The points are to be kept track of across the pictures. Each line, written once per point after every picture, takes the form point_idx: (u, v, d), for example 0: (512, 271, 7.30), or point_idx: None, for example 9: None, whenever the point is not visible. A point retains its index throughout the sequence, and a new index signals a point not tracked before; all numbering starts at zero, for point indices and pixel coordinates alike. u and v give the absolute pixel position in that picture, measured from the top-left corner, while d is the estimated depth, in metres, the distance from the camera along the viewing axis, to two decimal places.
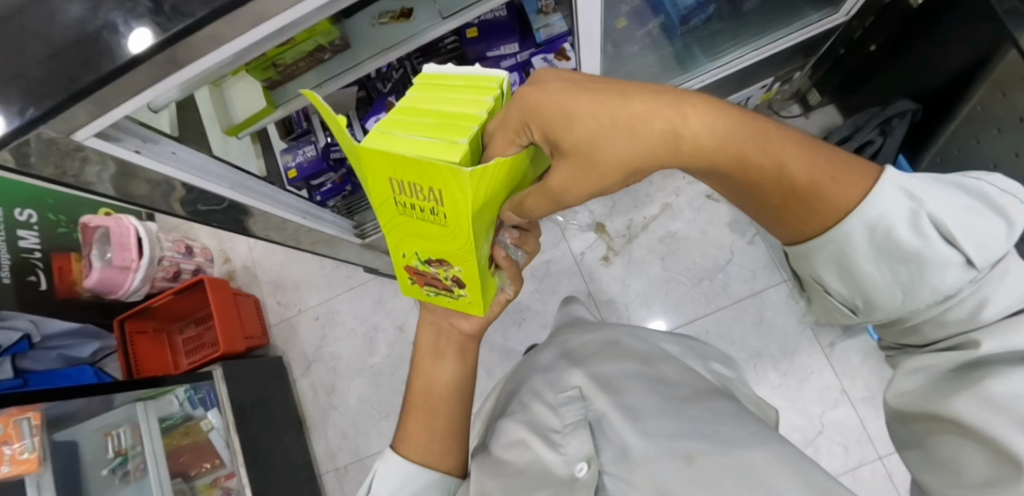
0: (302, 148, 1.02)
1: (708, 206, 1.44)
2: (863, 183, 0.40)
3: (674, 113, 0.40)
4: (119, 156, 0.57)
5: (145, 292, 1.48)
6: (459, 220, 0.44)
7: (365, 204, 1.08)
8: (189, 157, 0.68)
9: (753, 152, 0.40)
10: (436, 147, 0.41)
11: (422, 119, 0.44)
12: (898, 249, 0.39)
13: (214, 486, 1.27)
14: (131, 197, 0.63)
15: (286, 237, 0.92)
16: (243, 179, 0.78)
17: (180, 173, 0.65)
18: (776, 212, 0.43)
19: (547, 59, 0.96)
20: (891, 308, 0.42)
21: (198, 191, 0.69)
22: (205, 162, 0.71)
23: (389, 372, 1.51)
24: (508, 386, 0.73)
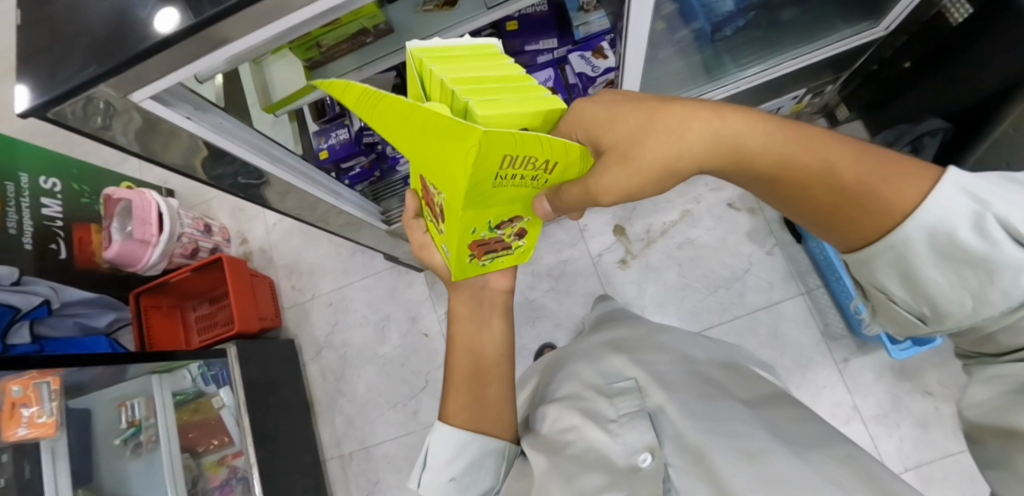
0: (334, 131, 1.00)
1: (728, 215, 1.45)
2: (920, 187, 0.39)
3: (711, 118, 0.48)
4: (171, 119, 0.57)
5: (162, 268, 1.48)
6: (557, 174, 0.53)
7: (391, 191, 1.09)
8: (234, 128, 0.68)
9: (781, 154, 0.45)
10: (534, 109, 0.47)
11: (493, 86, 0.48)
12: (962, 252, 0.38)
13: (220, 465, 1.28)
14: (175, 160, 0.64)
15: (316, 217, 0.94)
16: (284, 155, 0.79)
17: (224, 141, 0.65)
18: (830, 220, 0.44)
19: (584, 56, 0.98)
20: (960, 316, 0.40)
21: (236, 162, 0.70)
22: (250, 133, 0.71)
23: (400, 361, 1.52)
24: (550, 369, 0.74)
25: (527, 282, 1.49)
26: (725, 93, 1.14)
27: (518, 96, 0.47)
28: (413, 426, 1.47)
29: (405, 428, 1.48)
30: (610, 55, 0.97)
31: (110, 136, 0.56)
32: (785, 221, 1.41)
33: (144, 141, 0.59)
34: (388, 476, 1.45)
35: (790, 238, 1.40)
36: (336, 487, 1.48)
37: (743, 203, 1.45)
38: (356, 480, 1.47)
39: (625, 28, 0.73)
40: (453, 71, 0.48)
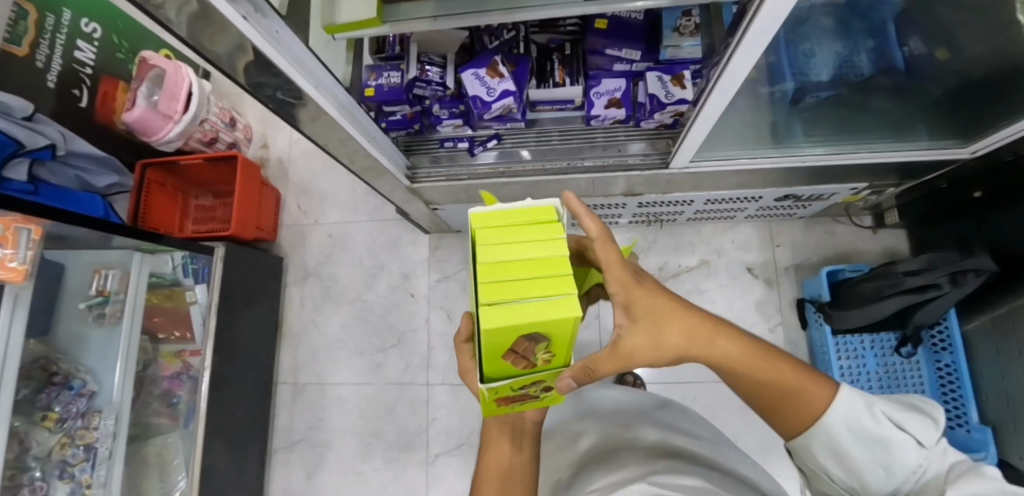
0: (387, 71, 0.92)
1: (743, 279, 1.42)
2: (826, 398, 0.56)
3: (710, 335, 0.58)
4: (232, 20, 0.53)
5: (177, 147, 1.45)
6: (563, 353, 0.48)
7: (424, 148, 1.04)
8: (289, 43, 0.64)
9: (760, 364, 0.57)
10: (553, 303, 0.43)
11: (528, 283, 0.44)
12: (866, 435, 0.54)
13: (176, 357, 1.27)
14: (222, 63, 0.60)
15: (344, 154, 0.91)
16: (329, 84, 0.76)
17: (277, 55, 0.62)
18: (772, 409, 0.58)
19: (662, 79, 0.92)
20: (876, 483, 0.54)
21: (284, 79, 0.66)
22: (303, 53, 0.68)
23: (380, 312, 1.50)
24: (563, 485, 0.70)
25: None
26: (784, 163, 1.05)
27: (532, 295, 0.43)
28: (372, 378, 1.47)
29: (364, 377, 1.47)
30: (688, 87, 0.91)
31: (166, 20, 0.51)
32: (798, 303, 1.39)
33: (200, 36, 0.55)
34: (334, 417, 1.46)
35: (796, 321, 1.39)
36: (281, 411, 1.49)
37: (762, 271, 1.42)
38: (302, 411, 1.48)
39: (718, 73, 0.68)
40: (495, 265, 0.46)
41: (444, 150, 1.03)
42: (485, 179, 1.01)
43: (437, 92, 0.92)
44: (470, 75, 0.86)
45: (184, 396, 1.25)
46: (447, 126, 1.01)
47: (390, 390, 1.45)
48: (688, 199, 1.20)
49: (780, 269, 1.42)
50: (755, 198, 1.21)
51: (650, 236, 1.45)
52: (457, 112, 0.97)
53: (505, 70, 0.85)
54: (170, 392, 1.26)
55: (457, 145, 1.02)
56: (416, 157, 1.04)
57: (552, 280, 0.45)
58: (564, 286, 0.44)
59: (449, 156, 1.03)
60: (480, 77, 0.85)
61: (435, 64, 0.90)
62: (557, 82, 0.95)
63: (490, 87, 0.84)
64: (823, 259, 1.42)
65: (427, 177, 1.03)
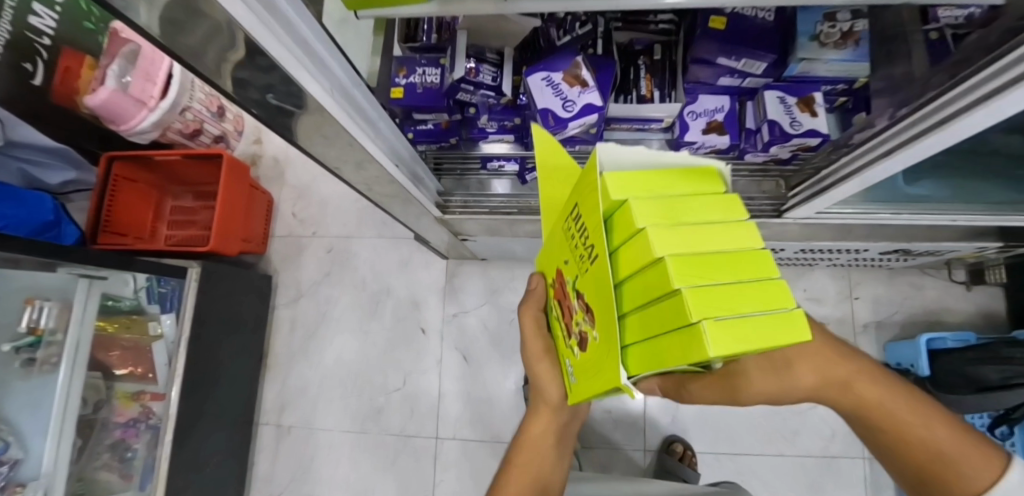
0: (422, 66, 0.69)
1: None
2: (991, 474, 0.43)
3: (847, 374, 0.48)
4: (234, 16, 0.30)
5: (152, 139, 1.22)
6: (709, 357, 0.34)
7: (456, 167, 0.82)
8: (316, 42, 0.40)
9: (906, 423, 0.46)
10: (759, 306, 0.28)
11: (721, 282, 0.28)
12: None
13: (134, 400, 1.04)
14: (211, 71, 0.37)
15: (358, 177, 0.68)
16: (370, 110, 0.53)
17: (304, 72, 0.39)
18: (910, 470, 0.47)
19: (785, 101, 0.70)
20: None
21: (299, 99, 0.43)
22: (340, 67, 0.45)
23: (383, 347, 1.26)
24: None
25: None
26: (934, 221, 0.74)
27: (742, 291, 0.28)
28: (369, 425, 1.23)
29: (360, 423, 1.23)
30: (820, 113, 0.70)
31: (120, 13, 0.29)
32: None
33: (180, 36, 0.32)
34: (323, 470, 1.22)
35: None
36: (261, 457, 1.26)
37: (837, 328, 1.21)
38: (285, 460, 1.25)
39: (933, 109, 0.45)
40: (670, 246, 0.29)
41: (485, 173, 0.81)
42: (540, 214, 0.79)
43: (486, 100, 0.70)
44: (538, 78, 0.62)
45: (141, 450, 1.02)
46: (493, 141, 0.78)
47: (390, 442, 1.21)
48: (777, 247, 0.97)
49: (857, 327, 1.21)
50: (857, 250, 0.98)
51: None
52: (508, 126, 0.75)
53: (589, 76, 0.61)
54: (124, 443, 1.02)
55: (506, 165, 0.79)
56: (451, 178, 0.82)
57: (742, 279, 0.29)
58: (781, 294, 0.29)
59: (492, 182, 0.81)
60: (554, 83, 0.61)
61: (488, 62, 0.67)
62: (643, 97, 0.73)
63: (566, 97, 0.60)
64: (907, 321, 1.21)
65: (464, 206, 0.81)
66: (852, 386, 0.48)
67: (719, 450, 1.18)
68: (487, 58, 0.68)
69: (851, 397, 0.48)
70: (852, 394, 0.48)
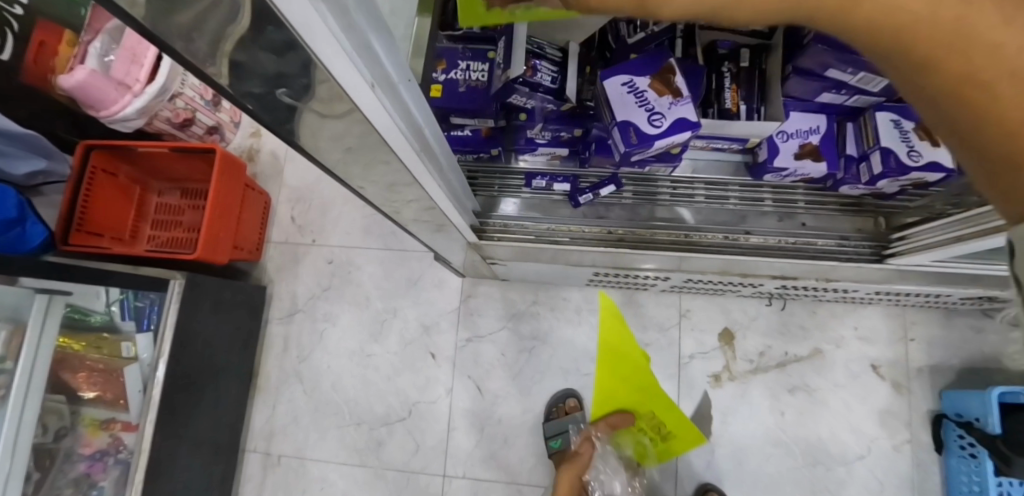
0: (466, 60, 0.56)
1: (867, 379, 1.09)
2: None
3: None
4: None
5: (136, 127, 1.08)
6: None
7: (497, 183, 0.67)
8: (365, 19, 0.25)
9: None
10: None
11: None
12: None
13: (102, 429, 0.90)
14: (206, 67, 0.22)
15: (385, 196, 0.54)
16: (422, 120, 0.39)
17: (353, 73, 0.25)
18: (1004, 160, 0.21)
19: (901, 124, 0.58)
20: None
21: (335, 107, 0.29)
22: (399, 66, 0.31)
23: (387, 371, 1.13)
24: None
25: (587, 350, 1.10)
26: None
27: None
28: (369, 459, 1.10)
29: (358, 456, 1.11)
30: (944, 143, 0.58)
31: None
32: (933, 418, 1.06)
33: (163, 14, 0.18)
34: None
35: (929, 440, 1.06)
36: (244, 489, 1.12)
37: (890, 371, 1.09)
38: (272, 494, 1.11)
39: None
40: None
41: (529, 192, 0.67)
42: (593, 246, 0.66)
43: (544, 106, 0.57)
44: (618, 83, 0.49)
45: (108, 488, 0.87)
46: (541, 154, 0.65)
47: (392, 479, 1.09)
48: (851, 287, 0.84)
49: (911, 371, 1.09)
50: (935, 293, 0.87)
51: (751, 309, 1.11)
52: (564, 137, 0.62)
53: (684, 84, 0.49)
54: (88, 479, 0.88)
55: (555, 185, 0.66)
56: (488, 195, 0.68)
57: None
58: None
59: (539, 203, 0.68)
60: (637, 90, 0.49)
61: (548, 58, 0.54)
62: (727, 111, 0.61)
63: (654, 108, 0.49)
64: (968, 365, 1.08)
65: (504, 230, 0.68)
66: (974, 16, 0.19)
67: None
68: (547, 54, 0.55)
69: (970, 42, 0.19)
70: (973, 35, 0.19)
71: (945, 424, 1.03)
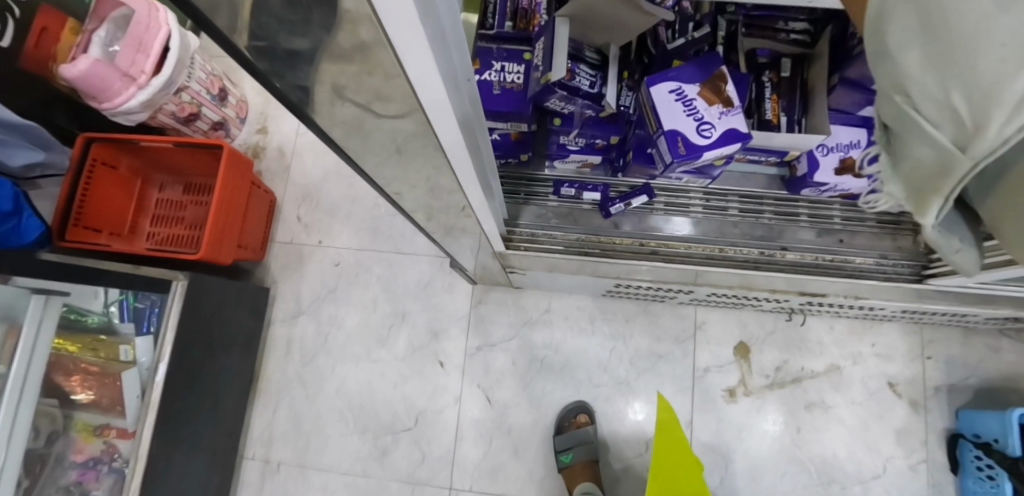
0: (500, 61, 0.53)
1: (883, 396, 1.07)
2: None
3: None
4: None
5: (139, 120, 1.04)
6: None
7: (524, 190, 0.65)
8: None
9: None
10: None
11: None
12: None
13: (96, 435, 0.86)
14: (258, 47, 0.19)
15: (417, 201, 0.51)
16: (478, 123, 0.37)
17: (428, 60, 0.24)
18: None
19: None
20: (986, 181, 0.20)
21: (390, 98, 0.28)
22: (464, 61, 0.29)
23: (394, 377, 1.10)
24: None
25: (599, 361, 1.07)
26: None
27: None
28: (373, 469, 1.07)
29: (361, 465, 1.07)
30: None
31: None
32: (950, 438, 1.04)
33: None
34: None
35: (945, 460, 1.04)
36: None
37: (907, 389, 1.07)
38: None
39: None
40: None
41: (557, 200, 0.65)
42: (622, 258, 0.64)
43: (583, 111, 0.54)
44: (665, 90, 0.47)
45: None
46: (571, 161, 0.63)
47: (396, 490, 1.05)
48: (879, 305, 0.81)
49: (928, 389, 1.07)
50: (961, 312, 0.85)
51: (768, 323, 1.09)
52: (598, 145, 0.60)
53: (735, 94, 0.47)
54: (80, 488, 0.83)
55: (585, 193, 0.63)
56: (513, 201, 0.64)
57: None
58: None
59: (567, 212, 0.65)
60: (686, 98, 0.47)
61: (586, 62, 0.52)
62: (768, 122, 0.58)
63: (703, 118, 0.46)
64: (983, 385, 1.06)
65: (532, 240, 0.64)
66: None
67: None
68: (586, 57, 0.53)
69: None
70: None
71: (961, 444, 1.01)
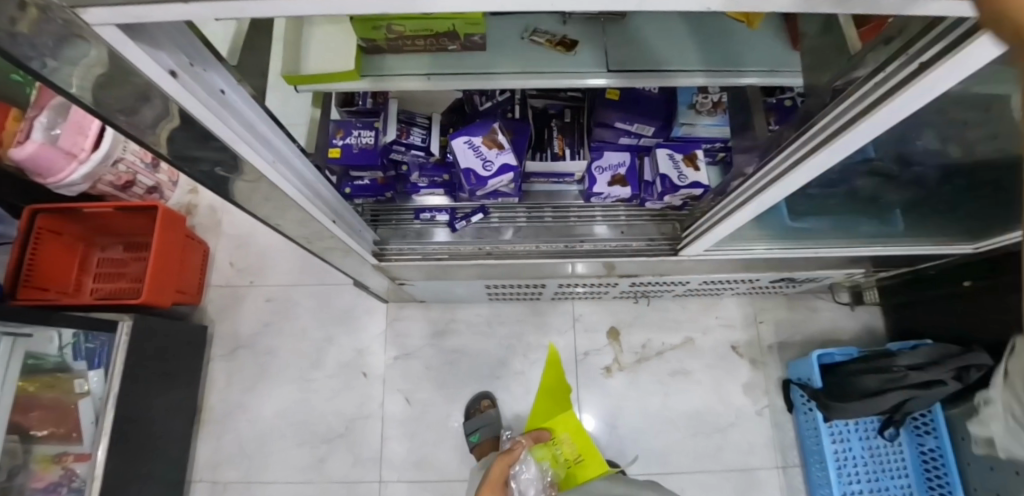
0: (358, 129, 0.76)
1: (728, 358, 1.33)
2: None
3: None
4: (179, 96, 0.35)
5: (80, 191, 1.21)
6: None
7: (394, 218, 0.88)
8: (246, 112, 0.45)
9: None
10: None
11: None
12: None
13: (55, 462, 0.99)
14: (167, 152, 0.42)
15: (302, 235, 0.72)
16: (305, 172, 0.60)
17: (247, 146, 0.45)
18: None
19: (673, 157, 0.84)
20: None
21: (250, 171, 0.50)
22: (281, 141, 0.53)
23: (326, 392, 1.27)
24: None
25: (499, 356, 1.29)
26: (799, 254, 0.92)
27: None
28: (313, 475, 1.22)
29: (303, 474, 1.22)
30: (702, 167, 0.83)
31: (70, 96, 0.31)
32: (783, 384, 1.31)
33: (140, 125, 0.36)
34: None
35: (782, 403, 1.31)
36: None
37: (746, 350, 1.34)
38: None
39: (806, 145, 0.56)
40: None
41: (418, 223, 0.87)
42: (470, 258, 0.85)
43: (417, 159, 0.78)
44: (461, 142, 0.71)
45: None
46: (425, 195, 0.87)
47: (335, 491, 1.21)
48: (687, 279, 1.07)
49: (763, 348, 1.35)
50: (751, 280, 1.13)
51: (632, 310, 1.35)
52: (439, 181, 0.84)
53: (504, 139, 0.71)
54: None
55: (437, 216, 0.86)
56: (388, 227, 0.87)
57: None
58: None
59: (426, 231, 0.87)
60: (475, 146, 0.71)
61: (418, 125, 0.77)
62: (557, 154, 0.84)
63: (486, 158, 0.70)
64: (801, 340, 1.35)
65: (400, 253, 0.85)
66: None
67: (653, 472, 1.26)
68: (416, 124, 0.77)
69: None
70: None
71: (791, 388, 1.28)
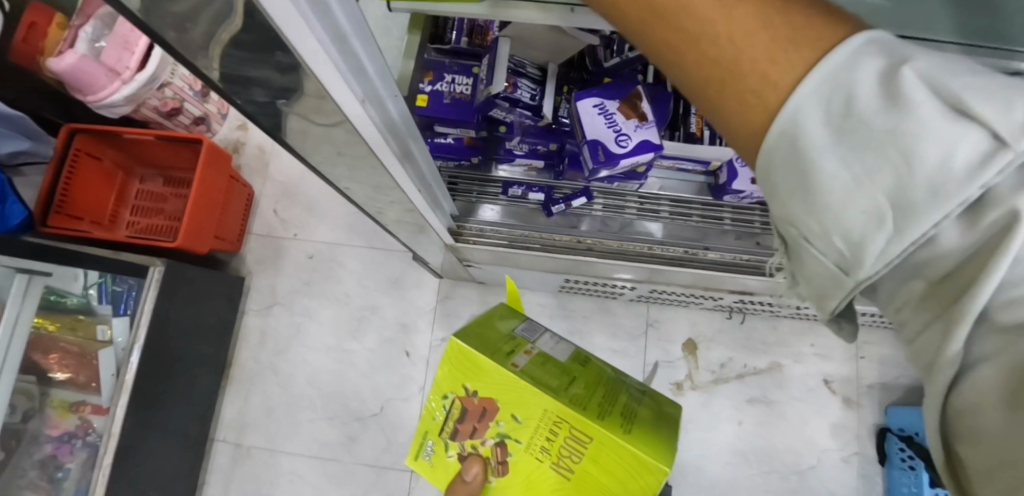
0: (452, 74, 0.59)
1: (820, 393, 1.14)
2: None
3: None
4: None
5: (123, 114, 1.09)
6: None
7: (475, 190, 0.72)
8: (346, 30, 0.28)
9: None
10: None
11: None
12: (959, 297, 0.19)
13: (72, 411, 0.90)
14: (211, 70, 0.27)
15: (372, 196, 0.58)
16: (407, 133, 0.44)
17: (345, 86, 0.31)
18: None
19: None
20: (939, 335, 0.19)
21: (323, 111, 0.34)
22: (388, 92, 0.36)
23: (362, 365, 1.16)
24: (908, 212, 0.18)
25: None
26: None
27: None
28: (341, 453, 1.12)
29: (329, 450, 1.12)
30: None
31: None
32: (879, 431, 1.10)
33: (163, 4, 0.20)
34: None
35: (874, 453, 1.10)
36: (212, 479, 1.12)
37: (843, 387, 1.14)
38: (239, 486, 1.11)
39: None
40: None
41: (505, 200, 0.72)
42: (562, 253, 0.71)
43: (523, 121, 0.61)
44: (589, 104, 0.54)
45: (75, 470, 0.88)
46: (518, 165, 0.71)
47: (362, 474, 1.10)
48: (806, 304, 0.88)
49: (862, 387, 1.14)
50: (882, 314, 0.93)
51: (715, 322, 1.17)
52: (540, 151, 0.67)
53: (649, 110, 0.54)
54: (55, 461, 0.88)
55: (530, 194, 0.71)
56: (466, 201, 0.71)
57: None
58: None
59: (517, 212, 0.72)
60: (607, 112, 0.53)
61: (528, 77, 0.59)
62: (693, 135, 0.66)
63: (622, 130, 0.53)
64: (912, 385, 1.13)
65: (479, 236, 0.71)
66: None
67: None
68: (534, 79, 0.60)
69: None
70: None
71: (888, 438, 1.07)
